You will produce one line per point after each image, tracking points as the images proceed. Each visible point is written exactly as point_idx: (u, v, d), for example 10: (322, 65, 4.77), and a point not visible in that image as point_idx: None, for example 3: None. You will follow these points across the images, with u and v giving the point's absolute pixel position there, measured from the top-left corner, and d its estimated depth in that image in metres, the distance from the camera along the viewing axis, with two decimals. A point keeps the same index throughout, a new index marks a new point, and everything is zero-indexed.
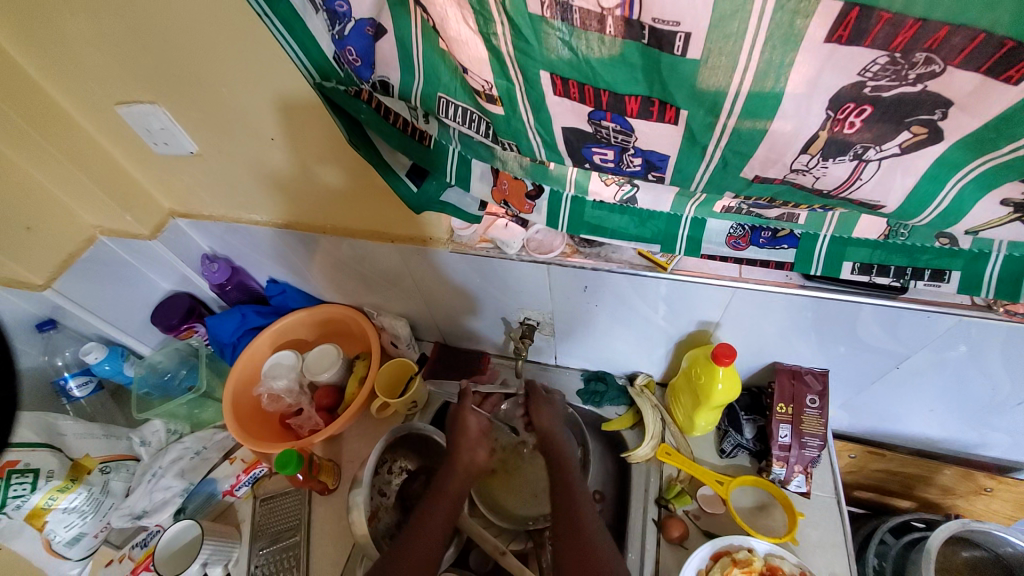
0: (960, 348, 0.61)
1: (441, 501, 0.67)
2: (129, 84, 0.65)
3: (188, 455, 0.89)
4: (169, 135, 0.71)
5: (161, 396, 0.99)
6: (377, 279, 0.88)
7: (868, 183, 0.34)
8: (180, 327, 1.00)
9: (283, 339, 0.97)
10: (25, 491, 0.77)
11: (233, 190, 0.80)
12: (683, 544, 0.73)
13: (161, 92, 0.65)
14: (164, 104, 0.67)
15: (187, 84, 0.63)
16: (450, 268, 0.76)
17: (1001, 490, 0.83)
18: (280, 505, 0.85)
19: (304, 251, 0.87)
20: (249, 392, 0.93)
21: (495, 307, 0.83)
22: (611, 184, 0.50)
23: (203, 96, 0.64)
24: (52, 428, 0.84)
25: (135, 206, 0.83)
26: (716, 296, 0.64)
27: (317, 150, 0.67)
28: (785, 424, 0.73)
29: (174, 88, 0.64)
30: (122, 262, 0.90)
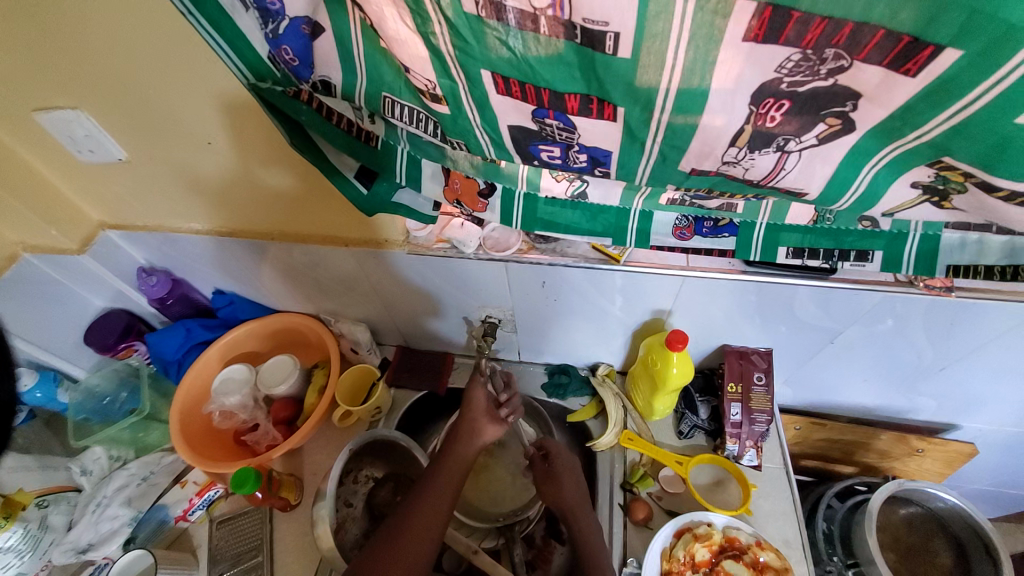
0: (887, 322, 0.67)
1: (434, 500, 0.69)
2: (43, 87, 0.60)
3: (134, 482, 0.83)
4: (94, 141, 0.66)
5: (100, 421, 0.91)
6: (334, 285, 0.85)
7: (791, 172, 0.36)
8: (118, 345, 0.93)
9: (234, 352, 0.93)
10: None
11: (170, 199, 0.75)
12: (649, 525, 0.76)
13: (81, 95, 0.61)
14: (87, 108, 0.62)
15: (111, 86, 0.59)
16: (408, 270, 0.76)
17: (930, 449, 0.91)
18: (239, 526, 0.81)
19: (253, 259, 0.83)
20: (199, 410, 0.88)
21: (456, 307, 0.83)
22: (562, 179, 0.51)
23: (130, 99, 0.60)
24: None
25: (61, 220, 0.77)
26: (667, 285, 0.66)
27: (262, 154, 0.65)
28: (736, 402, 0.77)
29: (97, 90, 0.60)
30: (49, 279, 0.83)
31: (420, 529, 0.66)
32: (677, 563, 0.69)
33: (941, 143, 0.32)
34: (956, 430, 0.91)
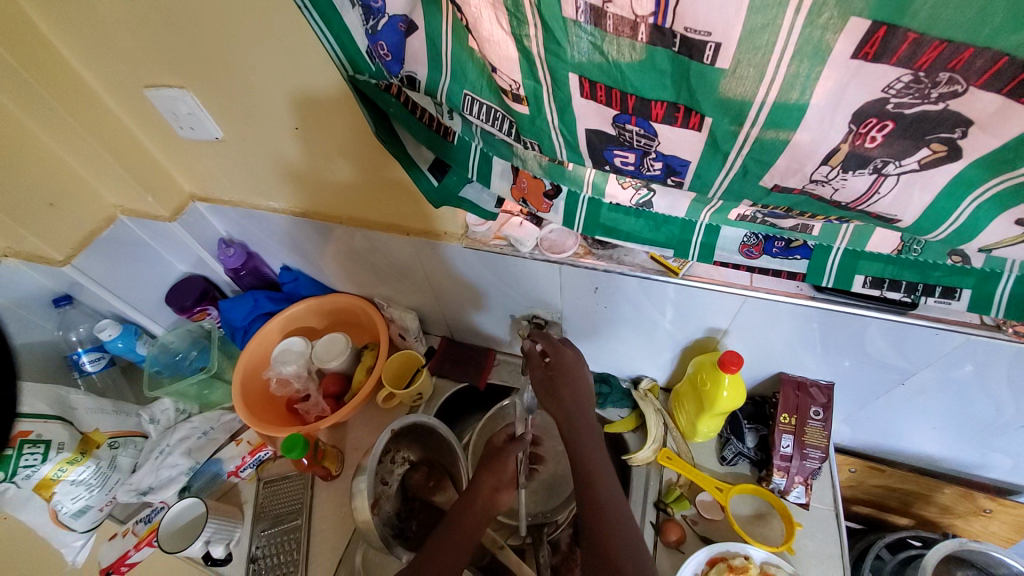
0: (964, 366, 0.61)
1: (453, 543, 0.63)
2: (159, 67, 0.67)
3: (196, 434, 0.90)
4: (195, 119, 0.73)
5: (173, 373, 1.00)
6: (389, 271, 0.89)
7: (886, 197, 0.34)
8: (193, 308, 1.01)
9: (293, 326, 0.99)
10: (36, 461, 0.78)
11: (253, 177, 0.81)
12: (680, 549, 0.74)
13: (188, 76, 0.67)
14: (192, 88, 0.69)
15: (214, 70, 0.64)
16: (463, 263, 0.77)
17: (999, 512, 0.83)
18: (283, 488, 0.86)
19: (318, 239, 0.88)
20: (258, 375, 0.94)
21: (505, 303, 0.84)
22: (628, 187, 0.51)
23: (232, 84, 0.66)
24: (63, 401, 0.85)
25: (156, 187, 0.84)
26: (725, 303, 0.64)
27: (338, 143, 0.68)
28: (788, 434, 0.73)
29: (203, 72, 0.66)
30: (139, 241, 0.91)
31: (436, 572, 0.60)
32: None
33: None
34: None
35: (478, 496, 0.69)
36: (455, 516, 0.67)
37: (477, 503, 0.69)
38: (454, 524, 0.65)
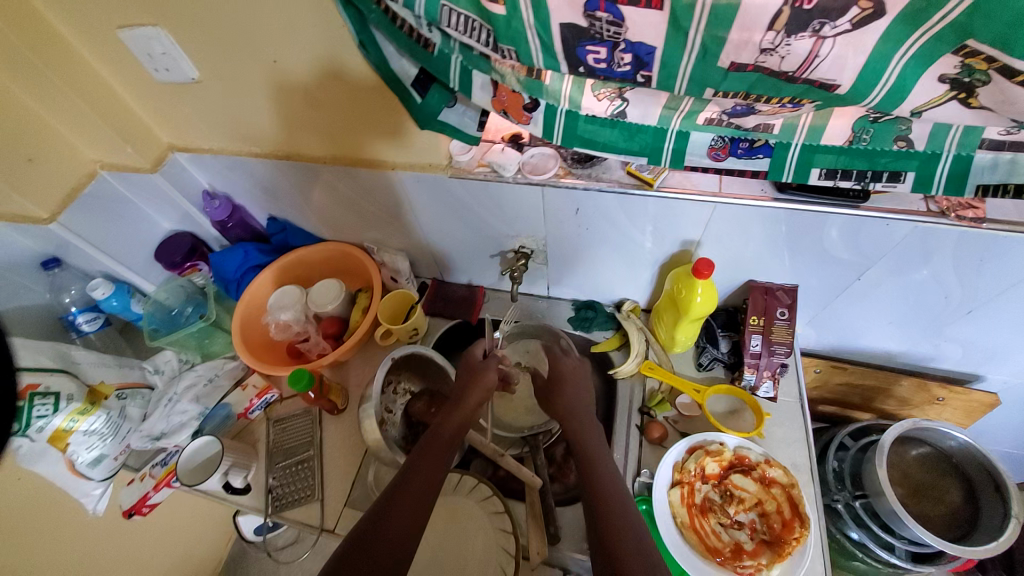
0: (922, 270, 0.70)
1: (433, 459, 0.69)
2: (128, 4, 0.66)
3: (201, 382, 0.93)
4: (170, 60, 0.72)
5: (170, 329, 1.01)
6: (376, 215, 0.91)
7: (825, 60, 0.39)
8: (184, 264, 1.03)
9: (286, 276, 1.01)
10: (48, 411, 0.79)
11: (233, 123, 0.81)
12: (663, 444, 0.82)
13: (159, 13, 0.66)
14: (164, 26, 0.68)
15: (184, 4, 0.64)
16: (450, 195, 0.78)
17: (951, 398, 0.93)
18: (292, 424, 0.90)
19: (302, 183, 0.88)
20: (259, 323, 0.98)
21: (491, 237, 0.86)
22: (603, 99, 0.54)
23: (203, 20, 0.65)
24: (66, 356, 0.86)
25: (135, 138, 0.84)
26: (698, 212, 0.69)
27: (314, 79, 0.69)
28: (756, 334, 0.81)
29: (173, 9, 0.65)
30: (121, 197, 0.91)
31: (422, 483, 0.65)
32: (688, 473, 0.75)
33: (963, 23, 0.34)
34: (980, 382, 0.93)
35: (454, 419, 0.75)
36: (434, 435, 0.72)
37: (458, 422, 0.75)
38: (434, 439, 0.71)
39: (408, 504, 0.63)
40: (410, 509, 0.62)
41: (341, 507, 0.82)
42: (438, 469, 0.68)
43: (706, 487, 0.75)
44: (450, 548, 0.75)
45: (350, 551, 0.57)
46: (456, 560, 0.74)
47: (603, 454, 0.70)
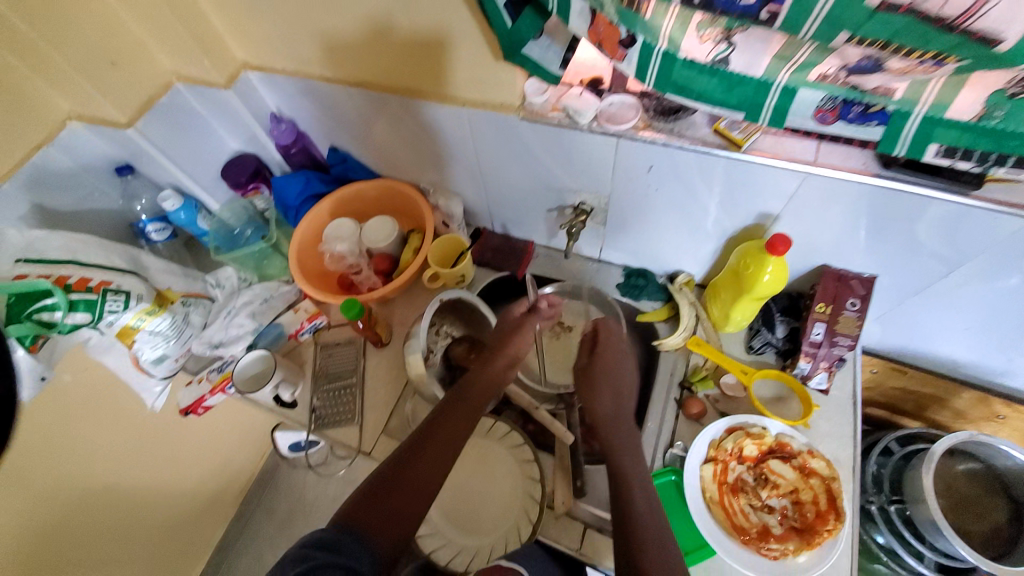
0: (1009, 278, 0.65)
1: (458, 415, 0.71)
2: None
3: (258, 300, 0.98)
4: None
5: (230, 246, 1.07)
6: (436, 156, 0.90)
7: (995, 8, 0.36)
8: (247, 186, 1.05)
9: (344, 208, 1.02)
10: (119, 308, 0.83)
11: (308, 43, 0.80)
12: (700, 421, 0.81)
13: None
14: None
15: None
16: (519, 139, 0.76)
17: (1012, 418, 0.90)
18: (338, 352, 0.94)
19: (369, 114, 0.87)
20: (314, 250, 1.01)
21: (552, 189, 0.84)
22: (706, 41, 0.49)
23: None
24: (136, 260, 0.90)
25: (211, 52, 0.85)
26: (783, 181, 0.64)
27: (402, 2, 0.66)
28: (820, 323, 0.77)
29: None
30: (193, 111, 0.93)
31: (445, 439, 0.67)
32: (724, 452, 0.74)
33: None
34: None
35: (482, 378, 0.77)
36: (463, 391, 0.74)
37: (488, 381, 0.76)
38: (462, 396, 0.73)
39: (432, 453, 0.66)
40: (433, 456, 0.66)
41: (379, 434, 0.86)
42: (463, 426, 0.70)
43: (740, 468, 0.74)
44: (479, 491, 0.78)
45: (375, 497, 0.60)
46: (483, 501, 0.77)
47: (638, 468, 0.67)
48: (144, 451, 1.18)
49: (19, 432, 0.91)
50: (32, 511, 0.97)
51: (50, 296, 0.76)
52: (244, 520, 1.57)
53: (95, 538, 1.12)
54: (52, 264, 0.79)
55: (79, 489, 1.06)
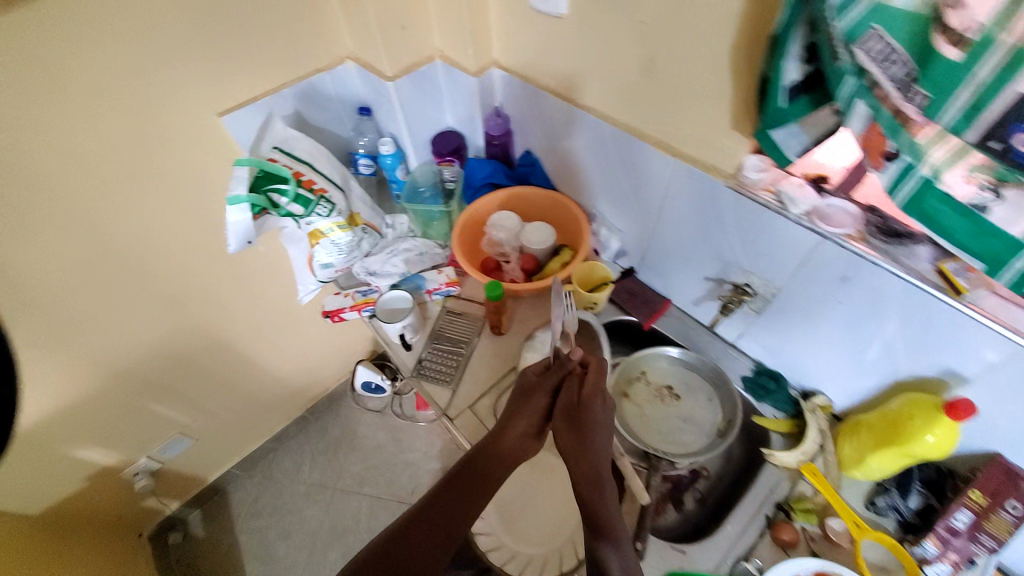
0: None
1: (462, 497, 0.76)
2: None
3: (414, 252, 1.13)
4: None
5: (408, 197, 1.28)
6: (620, 192, 0.95)
7: None
8: (444, 156, 1.19)
9: (512, 202, 1.12)
10: (323, 213, 0.99)
11: (559, 62, 0.89)
12: (787, 551, 0.75)
13: None
14: None
15: None
16: (713, 204, 0.78)
17: None
18: (459, 323, 1.03)
19: (578, 134, 0.95)
20: (477, 229, 1.12)
21: (720, 260, 0.85)
22: (972, 182, 0.48)
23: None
24: (349, 185, 1.07)
25: (477, 44, 0.99)
26: (994, 346, 0.60)
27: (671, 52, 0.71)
28: (968, 511, 0.68)
29: None
30: (436, 85, 1.12)
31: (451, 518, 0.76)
32: None
33: None
34: None
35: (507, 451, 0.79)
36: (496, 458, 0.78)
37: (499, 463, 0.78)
38: (462, 482, 0.77)
39: (431, 537, 0.74)
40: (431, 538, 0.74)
41: (466, 407, 0.92)
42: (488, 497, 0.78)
43: None
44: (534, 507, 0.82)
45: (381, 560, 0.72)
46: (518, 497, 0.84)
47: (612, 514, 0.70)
48: (267, 329, 1.46)
49: (218, 271, 1.22)
50: (190, 330, 1.26)
51: (284, 183, 0.93)
52: (303, 427, 1.85)
53: (203, 376, 1.39)
54: (295, 160, 0.97)
55: (214, 334, 1.32)
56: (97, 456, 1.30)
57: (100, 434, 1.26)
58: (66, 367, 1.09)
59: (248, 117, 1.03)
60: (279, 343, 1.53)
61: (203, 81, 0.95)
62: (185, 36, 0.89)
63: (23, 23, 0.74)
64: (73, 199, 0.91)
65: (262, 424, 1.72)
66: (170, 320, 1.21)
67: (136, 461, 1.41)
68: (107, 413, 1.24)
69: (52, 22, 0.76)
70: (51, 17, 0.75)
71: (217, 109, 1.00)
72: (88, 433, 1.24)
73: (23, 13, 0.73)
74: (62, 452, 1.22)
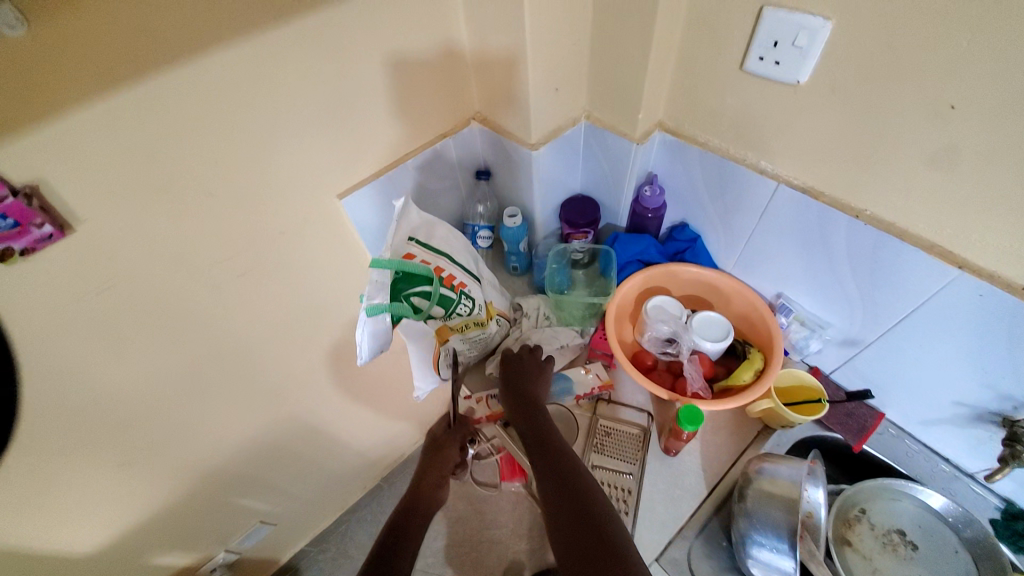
0: None
1: None
2: None
3: (554, 345, 0.95)
4: (797, 55, 0.63)
5: (525, 270, 1.11)
6: (832, 288, 0.79)
7: None
8: (578, 229, 1.00)
9: (667, 282, 0.97)
10: (464, 311, 0.83)
11: (772, 134, 0.72)
12: None
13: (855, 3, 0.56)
14: (839, 20, 0.58)
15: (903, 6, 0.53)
16: (1011, 330, 0.61)
17: None
18: (617, 439, 0.85)
19: (779, 217, 0.78)
20: (626, 316, 0.97)
21: (993, 389, 0.68)
22: None
23: (916, 31, 0.53)
24: (480, 269, 0.92)
25: (648, 107, 0.82)
26: None
27: (997, 146, 0.54)
28: None
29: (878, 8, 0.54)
30: (577, 148, 0.97)
31: None
32: None
33: None
34: None
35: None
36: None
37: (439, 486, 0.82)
38: None
39: None
40: None
41: (651, 560, 0.75)
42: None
43: None
44: None
45: None
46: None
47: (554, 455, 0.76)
48: (359, 407, 1.30)
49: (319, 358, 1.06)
50: (280, 422, 1.10)
51: (427, 284, 0.78)
52: (376, 496, 1.67)
53: (289, 464, 1.23)
54: (435, 253, 0.82)
55: (306, 421, 1.17)
56: (177, 558, 1.15)
57: (182, 537, 1.11)
58: (154, 481, 0.94)
59: (369, 195, 0.86)
60: (364, 419, 1.35)
61: (328, 162, 0.78)
62: (316, 109, 0.72)
63: (134, 110, 0.56)
64: (179, 309, 0.75)
65: (339, 497, 1.57)
66: (267, 414, 1.05)
67: (214, 556, 1.26)
68: (190, 517, 1.09)
69: (168, 105, 0.58)
70: (169, 100, 0.58)
71: (336, 191, 0.82)
72: (167, 539, 1.08)
73: (134, 98, 0.56)
74: (140, 564, 1.07)
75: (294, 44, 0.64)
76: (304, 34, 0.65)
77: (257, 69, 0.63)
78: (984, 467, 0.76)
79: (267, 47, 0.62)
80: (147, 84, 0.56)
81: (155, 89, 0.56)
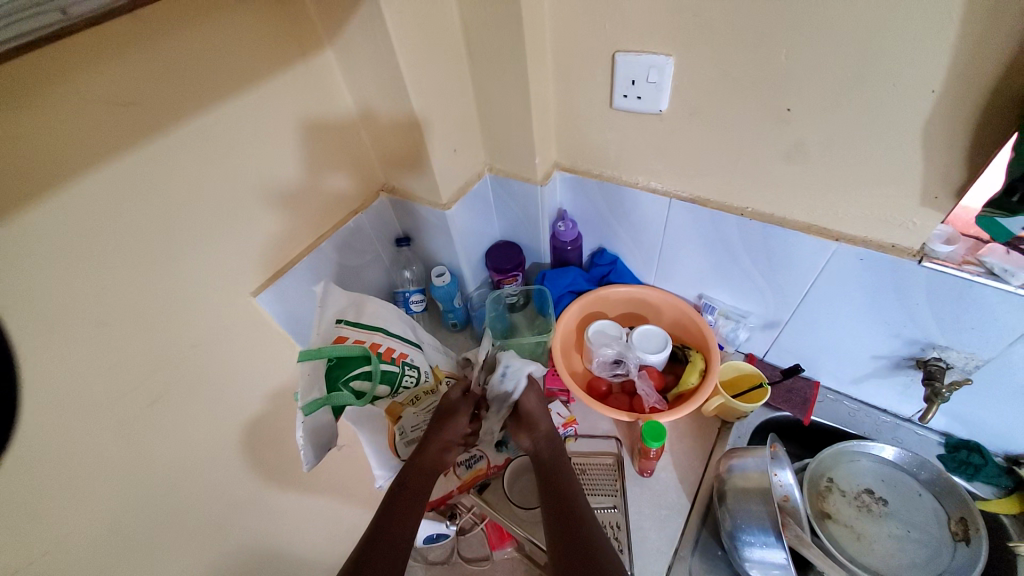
0: None
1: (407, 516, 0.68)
2: (654, 31, 0.67)
3: None
4: (654, 88, 0.71)
5: (464, 323, 1.11)
6: (743, 278, 0.86)
7: None
8: (507, 273, 1.02)
9: (600, 306, 1.00)
10: (410, 382, 0.81)
11: (652, 156, 0.80)
12: None
13: (687, 42, 0.65)
14: (679, 56, 0.67)
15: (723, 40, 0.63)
16: (895, 281, 0.69)
17: None
18: (591, 472, 0.84)
19: (681, 225, 0.85)
20: (569, 348, 0.99)
21: (900, 337, 0.75)
22: None
23: (738, 57, 0.63)
24: (418, 335, 0.90)
25: (543, 151, 0.88)
26: None
27: (829, 134, 0.63)
28: None
29: (705, 44, 0.64)
30: (487, 199, 1.01)
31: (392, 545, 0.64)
32: None
33: None
34: None
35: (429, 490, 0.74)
36: (407, 500, 0.72)
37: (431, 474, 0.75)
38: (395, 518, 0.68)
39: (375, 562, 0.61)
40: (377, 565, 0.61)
41: None
42: (412, 520, 0.69)
43: None
44: None
45: None
46: None
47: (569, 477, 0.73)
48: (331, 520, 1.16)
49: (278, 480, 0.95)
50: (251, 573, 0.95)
51: (365, 363, 0.74)
52: None
53: None
54: (367, 329, 0.79)
55: (280, 560, 1.02)
56: None
57: None
58: None
59: (288, 285, 0.83)
60: (336, 529, 1.19)
61: (238, 261, 0.75)
62: (211, 211, 0.69)
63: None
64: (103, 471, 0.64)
65: None
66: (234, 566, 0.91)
67: None
68: None
69: (41, 242, 0.53)
70: (41, 235, 0.53)
71: (250, 288, 0.79)
72: None
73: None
74: None
75: (178, 153, 0.63)
76: (187, 142, 0.63)
77: (139, 185, 0.60)
78: (914, 408, 0.83)
79: (149, 161, 0.60)
80: (12, 225, 0.50)
81: (23, 227, 0.51)
